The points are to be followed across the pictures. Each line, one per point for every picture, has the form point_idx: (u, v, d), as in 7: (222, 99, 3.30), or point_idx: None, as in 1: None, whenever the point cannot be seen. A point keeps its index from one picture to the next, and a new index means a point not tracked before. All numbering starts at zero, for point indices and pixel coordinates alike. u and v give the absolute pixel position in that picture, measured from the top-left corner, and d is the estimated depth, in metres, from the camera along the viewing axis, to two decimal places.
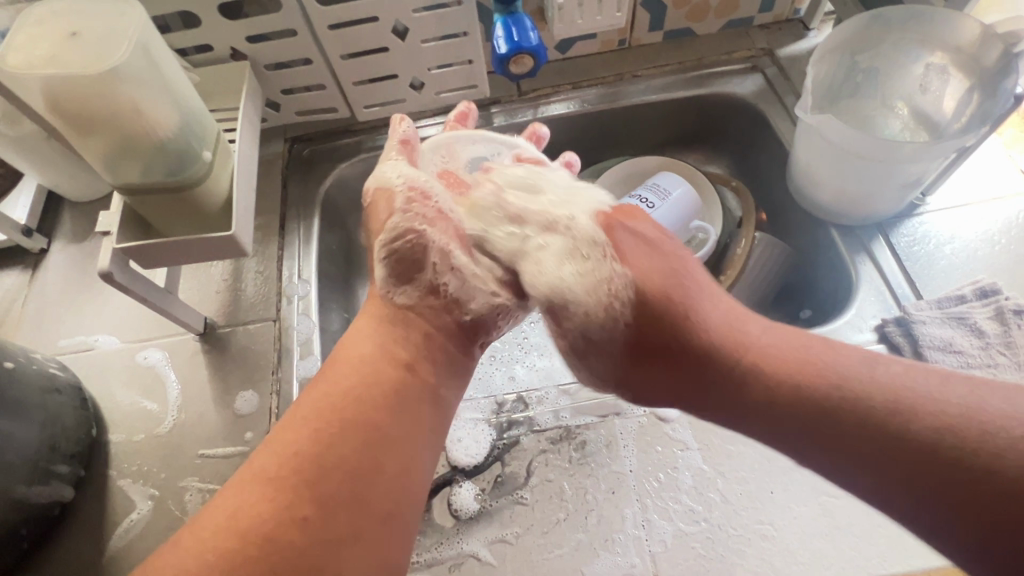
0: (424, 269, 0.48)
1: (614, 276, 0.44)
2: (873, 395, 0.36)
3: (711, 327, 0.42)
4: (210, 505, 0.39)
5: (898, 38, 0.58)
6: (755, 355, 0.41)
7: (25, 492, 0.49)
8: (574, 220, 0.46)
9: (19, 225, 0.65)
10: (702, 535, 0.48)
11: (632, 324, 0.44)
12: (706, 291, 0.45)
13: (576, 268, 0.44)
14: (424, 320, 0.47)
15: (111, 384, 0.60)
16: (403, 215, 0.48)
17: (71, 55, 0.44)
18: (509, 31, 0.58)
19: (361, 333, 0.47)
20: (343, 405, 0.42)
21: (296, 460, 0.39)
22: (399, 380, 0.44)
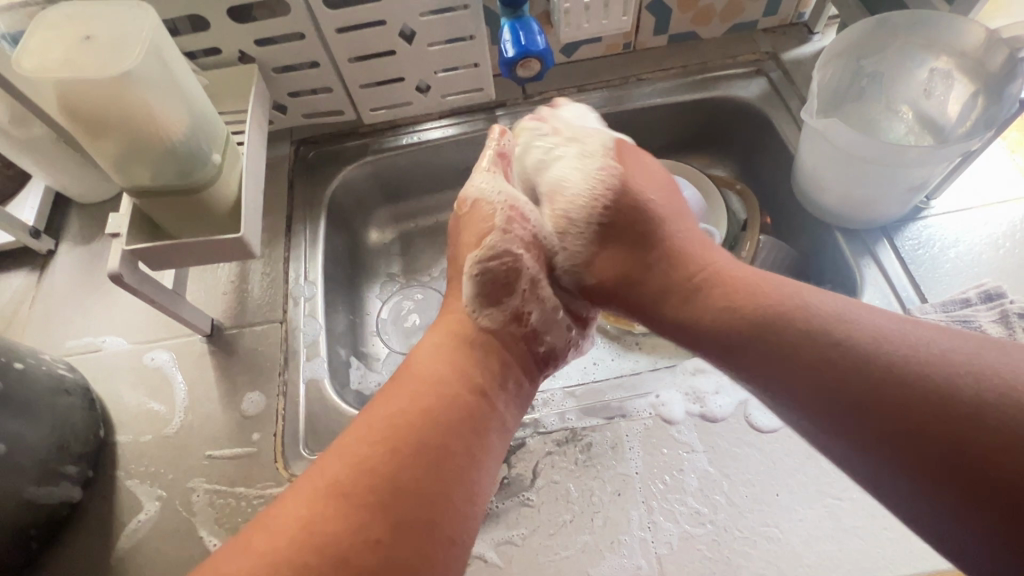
0: (513, 294, 0.49)
1: (606, 177, 0.50)
2: (863, 338, 0.36)
3: (683, 245, 0.48)
4: (277, 511, 0.38)
5: (903, 43, 0.58)
6: (725, 276, 0.44)
7: (34, 492, 0.50)
8: (591, 138, 0.53)
9: (27, 227, 0.65)
10: (708, 537, 0.48)
11: (608, 225, 0.50)
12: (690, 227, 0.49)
13: (580, 167, 0.51)
14: (506, 348, 0.48)
15: (119, 385, 0.60)
16: (504, 237, 0.50)
17: (85, 60, 0.45)
18: (516, 35, 0.59)
19: (437, 354, 0.46)
20: (418, 425, 0.41)
21: (369, 480, 0.38)
22: (471, 405, 0.43)
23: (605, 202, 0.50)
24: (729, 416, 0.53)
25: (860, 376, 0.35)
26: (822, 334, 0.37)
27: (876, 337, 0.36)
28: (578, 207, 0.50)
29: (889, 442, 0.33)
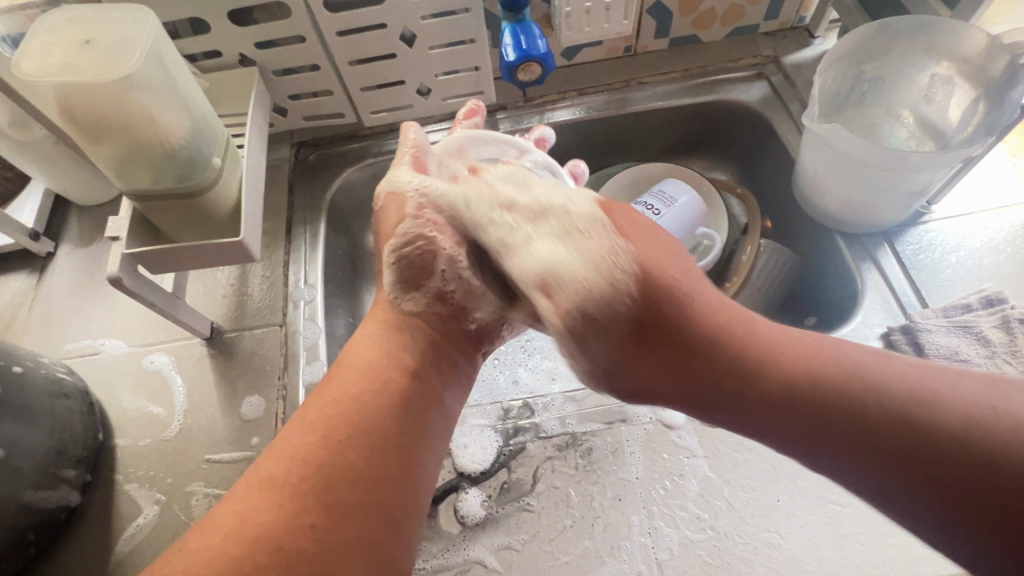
0: (432, 277, 0.50)
1: (615, 254, 0.43)
2: (926, 415, 0.34)
3: (711, 312, 0.41)
4: (220, 507, 0.39)
5: (904, 48, 0.58)
6: (770, 353, 0.39)
7: (32, 497, 0.49)
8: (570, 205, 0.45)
9: (27, 229, 0.65)
10: (709, 543, 0.48)
11: (636, 303, 0.42)
12: (700, 283, 0.43)
13: (570, 246, 0.43)
14: (432, 328, 0.49)
15: (118, 389, 0.60)
16: (414, 222, 0.51)
17: (85, 63, 0.44)
18: (517, 38, 0.59)
19: (366, 338, 0.48)
20: (351, 413, 0.42)
21: (305, 469, 0.39)
22: (405, 387, 0.45)
23: (627, 281, 0.42)
24: None
25: (914, 436, 0.34)
26: (893, 421, 0.34)
27: (920, 392, 0.35)
28: (592, 290, 0.42)
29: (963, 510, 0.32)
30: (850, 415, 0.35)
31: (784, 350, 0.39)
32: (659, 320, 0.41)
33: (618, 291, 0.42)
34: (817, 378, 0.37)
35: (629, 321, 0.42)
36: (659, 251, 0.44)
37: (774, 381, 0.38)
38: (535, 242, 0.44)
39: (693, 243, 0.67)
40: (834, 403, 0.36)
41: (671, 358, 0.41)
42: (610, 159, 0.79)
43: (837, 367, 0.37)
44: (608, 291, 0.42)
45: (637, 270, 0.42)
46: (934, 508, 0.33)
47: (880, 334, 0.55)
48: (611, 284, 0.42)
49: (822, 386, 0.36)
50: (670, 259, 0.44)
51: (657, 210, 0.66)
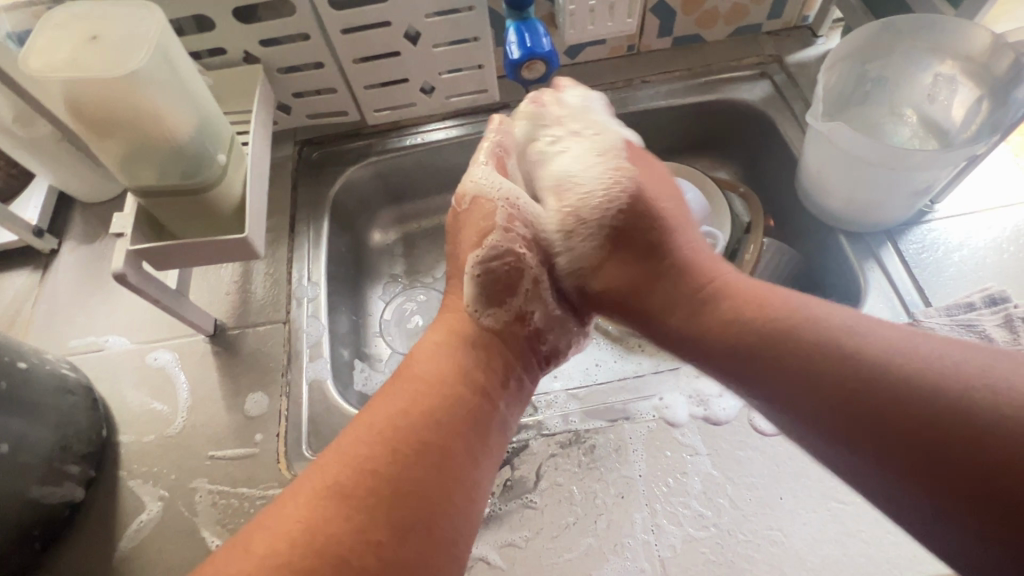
0: (515, 294, 0.50)
1: (619, 186, 0.49)
2: (853, 347, 0.37)
3: (688, 262, 0.47)
4: (276, 513, 0.38)
5: (908, 46, 0.58)
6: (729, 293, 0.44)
7: (37, 492, 0.50)
8: (601, 131, 0.53)
9: (31, 225, 0.65)
10: (712, 540, 0.48)
11: (620, 236, 0.48)
12: (693, 240, 0.49)
13: (589, 162, 0.51)
14: (507, 346, 0.49)
15: (122, 385, 0.60)
16: (503, 235, 0.50)
17: (92, 59, 0.45)
18: (522, 36, 0.59)
19: (435, 351, 0.47)
20: (416, 423, 0.41)
21: (372, 481, 0.38)
22: (473, 404, 0.44)
23: (621, 207, 0.48)
24: (733, 420, 0.53)
25: (848, 370, 0.36)
26: (819, 344, 0.38)
27: (874, 345, 0.36)
28: (591, 206, 0.49)
29: (894, 452, 0.33)
30: (781, 341, 0.39)
31: (742, 291, 0.44)
32: (640, 248, 0.48)
33: (609, 215, 0.48)
34: (775, 323, 0.40)
35: (611, 242, 0.49)
36: (661, 197, 0.50)
37: (735, 323, 0.42)
38: (565, 152, 0.52)
39: None
40: (790, 344, 0.39)
41: (642, 290, 0.48)
42: None
43: (786, 306, 0.41)
44: (602, 213, 0.48)
45: (633, 198, 0.48)
46: (856, 442, 0.35)
47: None
48: (606, 204, 0.48)
49: (772, 324, 0.40)
50: (671, 205, 0.50)
51: None
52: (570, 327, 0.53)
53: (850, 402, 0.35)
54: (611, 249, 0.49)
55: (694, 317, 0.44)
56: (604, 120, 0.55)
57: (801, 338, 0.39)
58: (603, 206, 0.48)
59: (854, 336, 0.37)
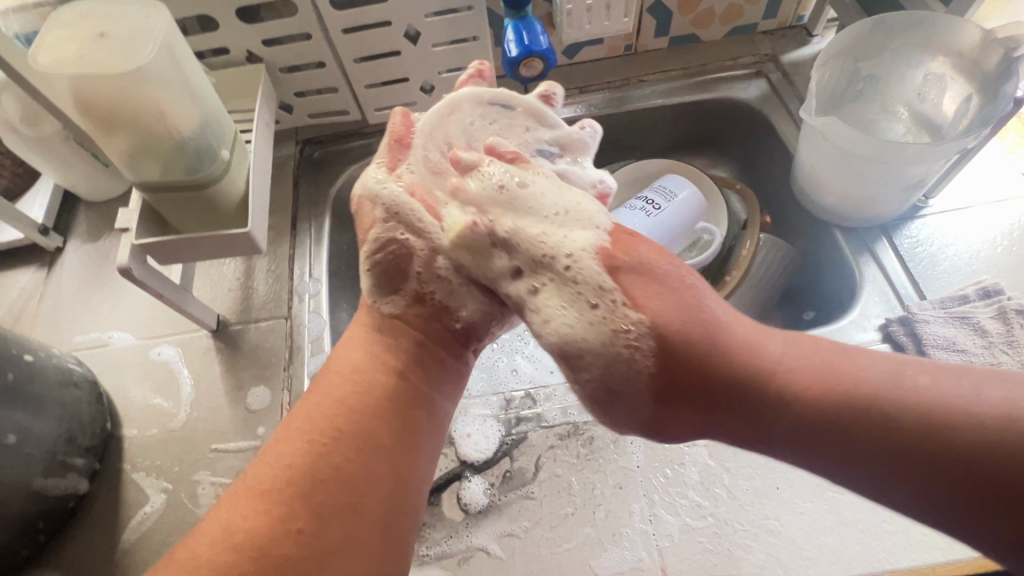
0: (408, 278, 0.46)
1: (631, 326, 0.36)
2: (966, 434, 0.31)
3: (740, 360, 0.35)
4: (206, 518, 0.39)
5: (899, 44, 0.59)
6: (792, 386, 0.35)
7: (42, 484, 0.50)
8: (574, 260, 0.38)
9: (36, 224, 0.66)
10: (709, 529, 0.49)
11: (661, 368, 0.36)
12: (722, 315, 0.37)
13: (585, 319, 0.37)
14: (413, 328, 0.47)
15: (125, 380, 0.61)
16: (386, 223, 0.45)
17: (99, 56, 0.46)
18: (520, 35, 0.60)
19: (351, 343, 0.47)
20: (334, 412, 0.42)
21: (288, 472, 0.39)
22: (391, 386, 0.44)
23: (653, 364, 0.36)
24: None
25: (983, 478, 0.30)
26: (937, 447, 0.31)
27: (981, 420, 0.31)
28: (614, 373, 0.37)
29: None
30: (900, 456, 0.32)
31: (803, 381, 0.35)
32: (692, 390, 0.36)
33: (643, 373, 0.36)
34: (887, 440, 0.32)
35: (655, 373, 0.36)
36: (676, 306, 0.36)
37: (815, 434, 0.34)
38: (544, 295, 0.39)
39: (692, 238, 0.68)
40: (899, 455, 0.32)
41: (695, 406, 0.37)
42: (612, 156, 0.80)
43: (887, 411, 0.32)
44: (626, 378, 0.36)
45: (663, 337, 0.35)
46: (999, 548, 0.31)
47: (879, 325, 0.55)
48: (633, 368, 0.36)
49: (875, 444, 0.32)
50: (686, 306, 0.36)
51: (658, 204, 0.67)
52: (483, 304, 0.47)
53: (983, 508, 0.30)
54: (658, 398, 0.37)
55: (770, 431, 0.35)
56: (553, 227, 0.40)
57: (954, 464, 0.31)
58: (630, 363, 0.36)
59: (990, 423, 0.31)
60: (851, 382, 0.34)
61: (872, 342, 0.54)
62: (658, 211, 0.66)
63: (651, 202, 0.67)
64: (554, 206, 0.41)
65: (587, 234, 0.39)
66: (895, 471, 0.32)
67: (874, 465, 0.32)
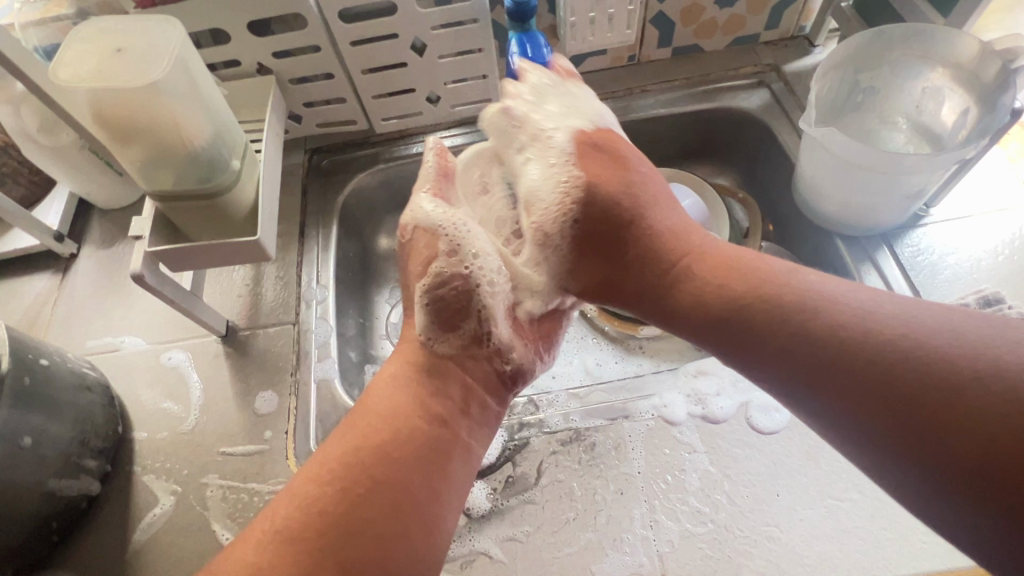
0: (468, 317, 0.50)
1: (571, 180, 0.51)
2: (845, 314, 0.37)
3: (654, 229, 0.48)
4: (240, 541, 0.42)
5: (898, 55, 0.59)
6: (692, 255, 0.46)
7: (56, 484, 0.52)
8: (554, 134, 0.53)
9: (52, 231, 0.68)
10: (710, 535, 0.49)
11: (580, 214, 0.50)
12: (661, 206, 0.50)
13: (544, 173, 0.52)
14: (466, 370, 0.49)
15: (137, 384, 0.62)
16: (447, 260, 0.50)
17: (115, 70, 0.47)
18: (524, 47, 0.61)
19: (394, 382, 0.48)
20: (370, 460, 0.42)
21: (318, 520, 0.40)
22: (429, 435, 0.45)
23: (577, 212, 0.50)
24: (730, 418, 0.54)
25: (854, 355, 0.35)
26: (808, 315, 0.38)
27: (857, 305, 0.37)
28: (551, 218, 0.51)
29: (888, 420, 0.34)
30: (779, 326, 0.39)
31: (705, 254, 0.46)
32: (607, 239, 0.49)
33: (569, 221, 0.50)
34: (755, 293, 0.41)
35: (577, 224, 0.50)
36: (617, 176, 0.50)
37: (700, 293, 0.44)
38: (531, 162, 0.54)
39: None
40: (778, 329, 0.39)
41: (606, 262, 0.50)
42: None
43: (773, 283, 0.41)
44: (562, 223, 0.51)
45: (585, 192, 0.49)
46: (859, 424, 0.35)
47: None
48: (564, 212, 0.50)
49: (752, 300, 0.41)
50: (627, 182, 0.50)
51: None
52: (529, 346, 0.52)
53: (860, 393, 0.35)
54: (581, 241, 0.51)
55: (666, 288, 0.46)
56: (563, 115, 0.54)
57: (824, 332, 0.37)
58: (562, 211, 0.50)
59: (862, 306, 0.37)
60: (747, 257, 0.44)
61: None
62: None
63: None
64: (571, 106, 0.55)
65: (580, 121, 0.54)
66: (769, 331, 0.39)
67: (750, 325, 0.40)
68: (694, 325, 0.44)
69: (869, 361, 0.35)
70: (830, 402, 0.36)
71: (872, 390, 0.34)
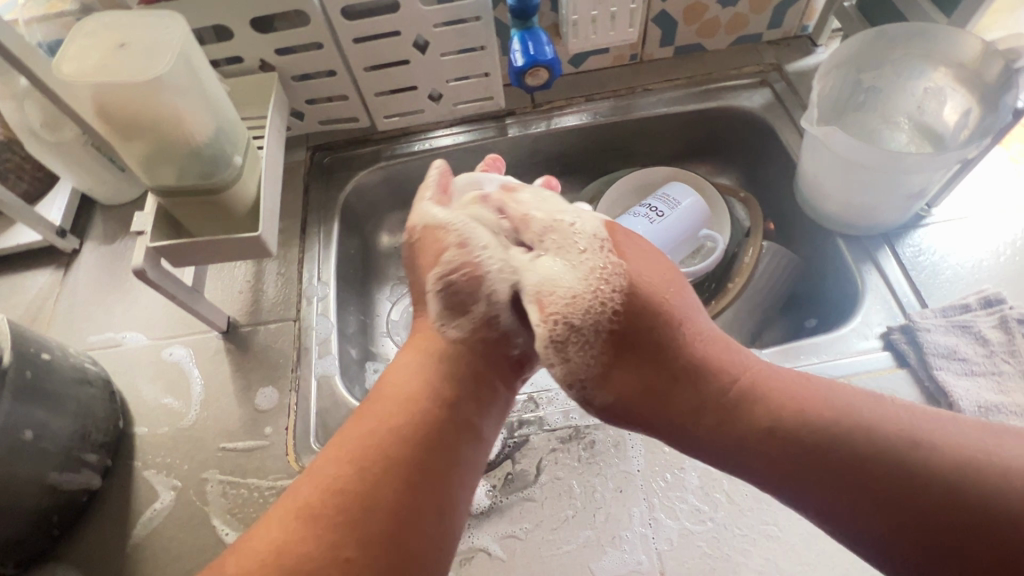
0: (478, 302, 0.49)
1: (609, 273, 0.47)
2: (916, 449, 0.36)
3: (694, 340, 0.45)
4: (257, 529, 0.41)
5: (901, 55, 0.59)
6: (738, 377, 0.42)
7: (57, 479, 0.52)
8: (575, 224, 0.50)
9: (54, 226, 0.68)
10: (708, 534, 0.49)
11: (621, 314, 0.46)
12: (690, 310, 0.47)
13: (569, 263, 0.48)
14: (476, 353, 0.49)
15: (138, 379, 0.62)
16: (457, 251, 0.51)
17: (118, 64, 0.47)
18: (526, 45, 0.61)
19: (406, 367, 0.48)
20: (388, 440, 0.43)
21: (339, 498, 0.40)
22: (445, 418, 0.45)
23: (617, 310, 0.46)
24: None
25: (934, 497, 0.35)
26: (880, 450, 0.36)
27: (921, 433, 0.37)
28: (581, 310, 0.46)
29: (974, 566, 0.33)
30: (850, 460, 0.37)
31: (749, 373, 0.43)
32: (648, 343, 0.45)
33: (607, 319, 0.46)
34: (821, 425, 0.38)
35: (616, 329, 0.46)
36: (653, 277, 0.47)
37: (758, 420, 0.40)
38: (546, 258, 0.49)
39: (696, 245, 0.69)
40: (850, 467, 0.37)
41: (644, 372, 0.45)
42: (616, 163, 0.81)
43: (833, 410, 0.39)
44: (596, 317, 0.46)
45: (628, 294, 0.46)
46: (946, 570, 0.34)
47: (880, 333, 0.56)
48: (602, 309, 0.46)
49: (817, 430, 0.38)
50: (662, 282, 0.48)
51: (661, 211, 0.68)
52: None
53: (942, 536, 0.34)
54: (616, 347, 0.46)
55: (716, 413, 0.42)
56: (568, 210, 0.52)
57: (901, 472, 0.36)
58: (600, 309, 0.46)
59: (925, 435, 0.37)
60: (792, 376, 0.42)
61: (873, 351, 0.55)
62: (662, 218, 0.67)
63: (654, 209, 0.68)
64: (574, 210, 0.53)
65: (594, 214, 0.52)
66: (845, 472, 0.37)
67: (819, 461, 0.38)
68: (751, 457, 0.40)
69: (953, 503, 0.34)
70: (910, 545, 0.35)
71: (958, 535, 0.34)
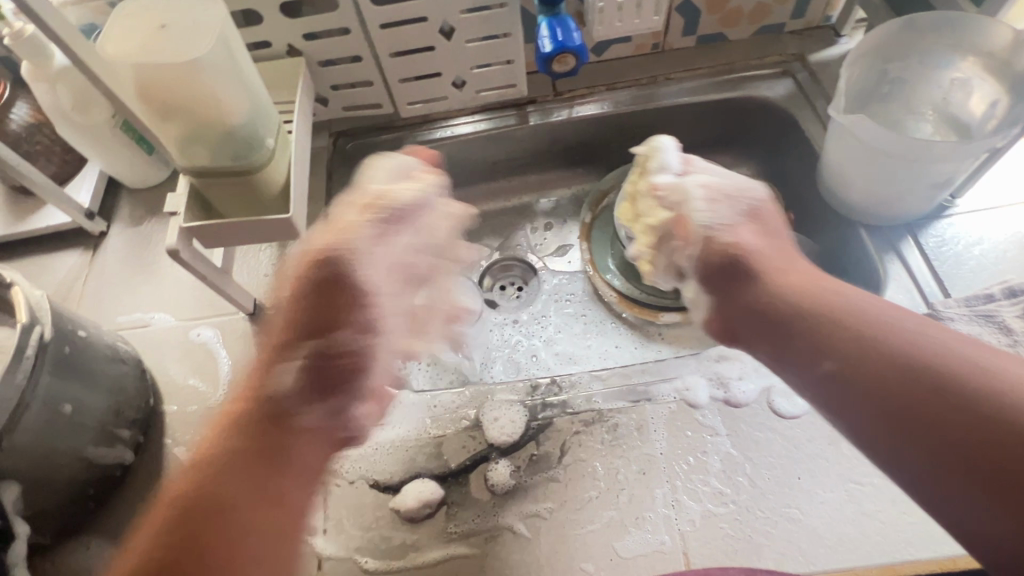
0: (332, 388, 0.54)
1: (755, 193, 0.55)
2: (918, 352, 0.36)
3: (769, 249, 0.51)
4: None
5: (930, 43, 0.59)
6: (790, 275, 0.47)
7: (93, 452, 0.53)
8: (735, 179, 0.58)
9: (82, 208, 0.69)
10: (731, 516, 0.50)
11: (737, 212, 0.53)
12: (778, 234, 0.53)
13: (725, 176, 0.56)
14: (332, 442, 0.52)
15: (167, 359, 0.63)
16: (307, 325, 0.55)
17: (158, 45, 0.48)
18: (554, 31, 0.61)
19: (258, 458, 0.48)
20: (195, 536, 0.44)
21: None
22: (274, 508, 0.48)
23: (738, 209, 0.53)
24: (752, 402, 0.55)
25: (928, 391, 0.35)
26: (883, 346, 0.38)
27: (931, 343, 0.37)
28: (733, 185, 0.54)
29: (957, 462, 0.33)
30: (853, 346, 0.39)
31: (800, 276, 0.47)
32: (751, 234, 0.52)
33: (728, 209, 0.53)
34: (835, 319, 0.41)
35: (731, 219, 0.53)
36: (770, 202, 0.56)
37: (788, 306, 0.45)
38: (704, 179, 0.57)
39: None
40: (850, 356, 0.39)
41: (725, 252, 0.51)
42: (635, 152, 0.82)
43: (851, 310, 0.41)
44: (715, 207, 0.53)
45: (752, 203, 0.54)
46: (933, 466, 0.34)
47: None
48: (726, 205, 0.53)
49: (830, 322, 0.41)
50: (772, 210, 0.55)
51: None
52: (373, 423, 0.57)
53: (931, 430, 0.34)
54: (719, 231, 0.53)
55: (760, 298, 0.47)
56: None
57: (898, 365, 0.37)
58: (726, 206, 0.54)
59: (936, 344, 0.36)
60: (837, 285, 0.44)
61: None
62: None
63: None
64: None
65: None
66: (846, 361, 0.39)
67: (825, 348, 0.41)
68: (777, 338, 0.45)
69: (946, 401, 0.34)
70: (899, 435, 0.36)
71: (948, 431, 0.34)
